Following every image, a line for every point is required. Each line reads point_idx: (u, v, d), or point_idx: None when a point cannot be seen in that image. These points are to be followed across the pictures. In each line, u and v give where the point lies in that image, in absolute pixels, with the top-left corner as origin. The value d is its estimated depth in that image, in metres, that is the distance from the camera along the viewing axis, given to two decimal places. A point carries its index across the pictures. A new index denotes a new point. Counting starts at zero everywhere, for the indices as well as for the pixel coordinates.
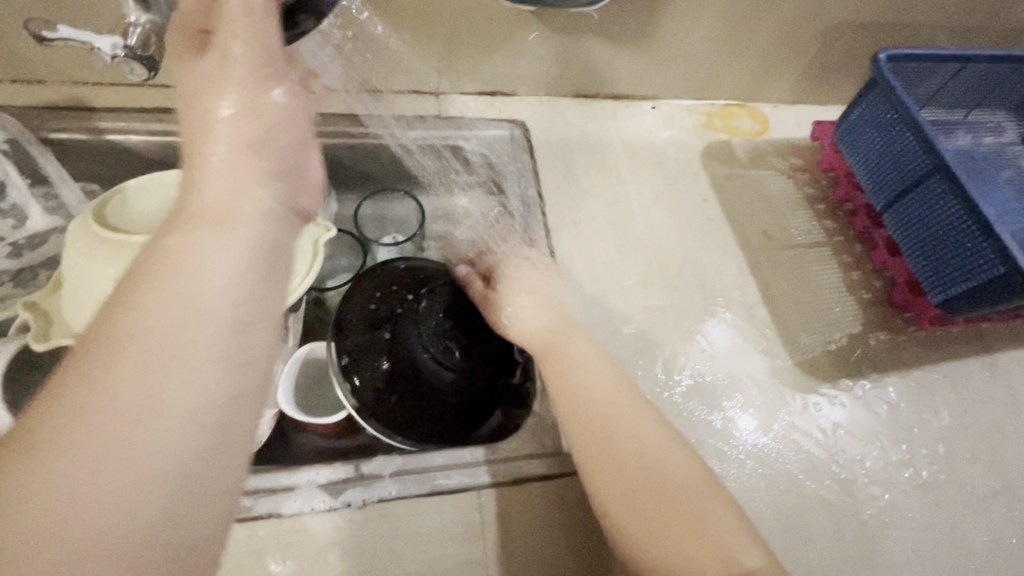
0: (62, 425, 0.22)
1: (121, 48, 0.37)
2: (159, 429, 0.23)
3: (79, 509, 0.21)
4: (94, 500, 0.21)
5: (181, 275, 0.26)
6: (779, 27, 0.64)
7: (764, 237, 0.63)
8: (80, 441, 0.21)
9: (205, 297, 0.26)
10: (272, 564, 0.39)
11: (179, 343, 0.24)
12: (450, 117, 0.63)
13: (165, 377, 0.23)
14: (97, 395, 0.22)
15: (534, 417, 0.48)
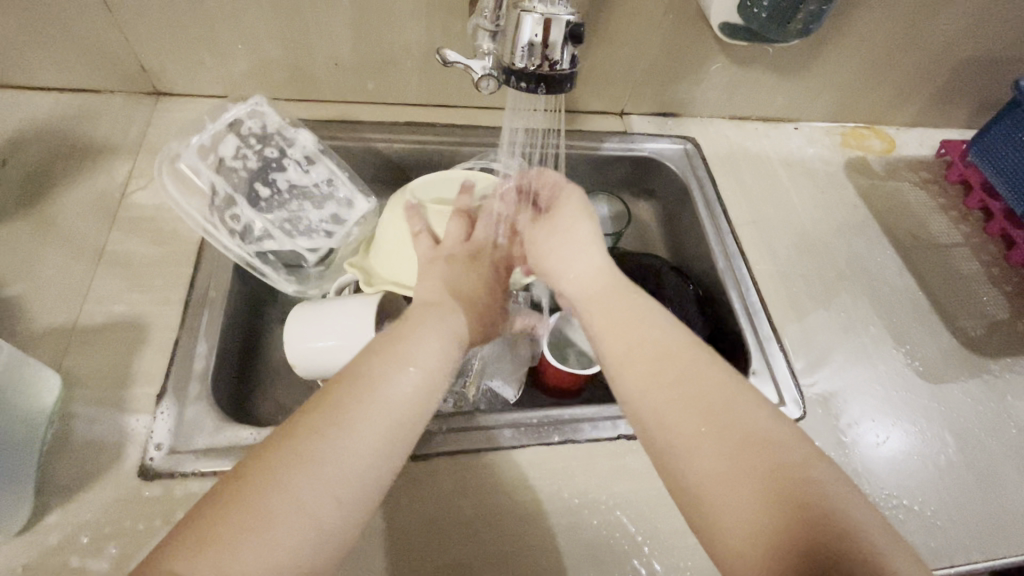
0: (313, 437, 0.33)
1: (488, 70, 0.44)
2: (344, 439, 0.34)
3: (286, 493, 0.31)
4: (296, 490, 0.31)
5: (392, 348, 0.40)
6: (916, 61, 0.75)
7: (911, 238, 0.73)
8: (305, 447, 0.33)
9: (383, 382, 0.37)
10: (577, 479, 0.48)
11: (388, 420, 0.36)
12: (635, 133, 0.74)
13: (363, 406, 0.36)
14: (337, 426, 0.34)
15: (754, 376, 0.57)
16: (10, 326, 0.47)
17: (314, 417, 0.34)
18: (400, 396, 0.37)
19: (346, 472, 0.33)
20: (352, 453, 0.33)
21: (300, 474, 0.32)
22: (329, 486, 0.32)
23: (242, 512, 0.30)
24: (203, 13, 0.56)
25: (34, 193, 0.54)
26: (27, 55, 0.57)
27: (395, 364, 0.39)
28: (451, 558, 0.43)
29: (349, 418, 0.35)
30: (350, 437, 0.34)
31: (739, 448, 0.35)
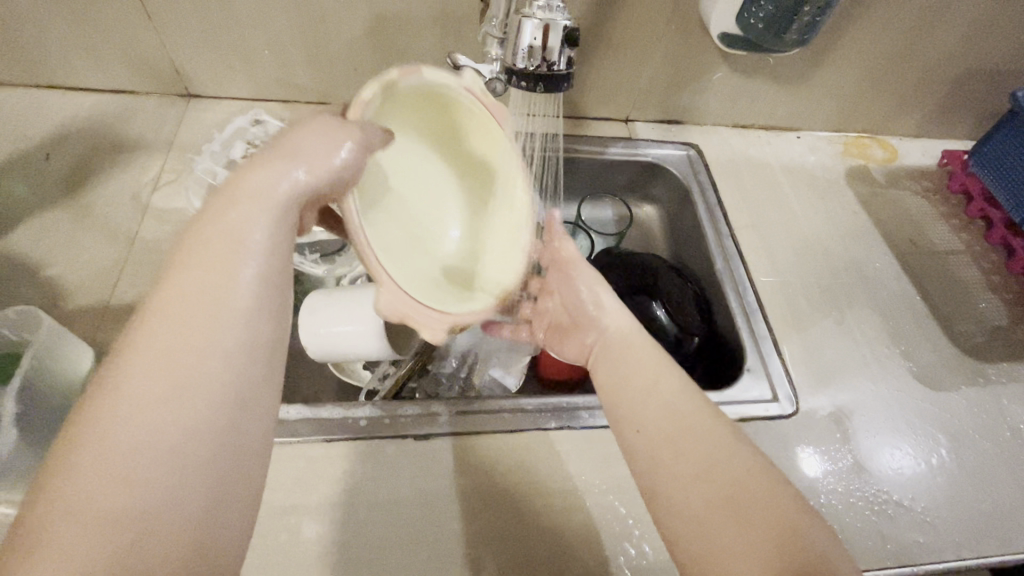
0: (140, 373, 0.25)
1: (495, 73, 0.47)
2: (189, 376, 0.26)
3: (126, 453, 0.24)
4: (137, 452, 0.24)
5: (224, 261, 0.29)
6: (917, 73, 0.76)
7: (910, 245, 0.74)
8: (133, 396, 0.25)
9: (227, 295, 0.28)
10: (574, 465, 0.50)
11: (207, 331, 0.27)
12: (639, 139, 0.77)
13: (193, 335, 0.27)
14: (170, 356, 0.26)
15: (748, 373, 0.59)
16: (49, 303, 0.51)
17: (142, 345, 0.26)
18: (235, 301, 0.28)
19: (179, 408, 0.25)
20: (181, 382, 0.26)
21: (119, 423, 0.24)
22: (172, 423, 0.25)
23: (57, 490, 0.23)
24: (234, 20, 0.60)
25: (76, 185, 0.59)
26: (73, 58, 0.62)
27: (219, 276, 0.28)
28: (449, 532, 0.45)
29: (164, 342, 0.26)
30: (170, 361, 0.26)
31: (710, 479, 0.36)
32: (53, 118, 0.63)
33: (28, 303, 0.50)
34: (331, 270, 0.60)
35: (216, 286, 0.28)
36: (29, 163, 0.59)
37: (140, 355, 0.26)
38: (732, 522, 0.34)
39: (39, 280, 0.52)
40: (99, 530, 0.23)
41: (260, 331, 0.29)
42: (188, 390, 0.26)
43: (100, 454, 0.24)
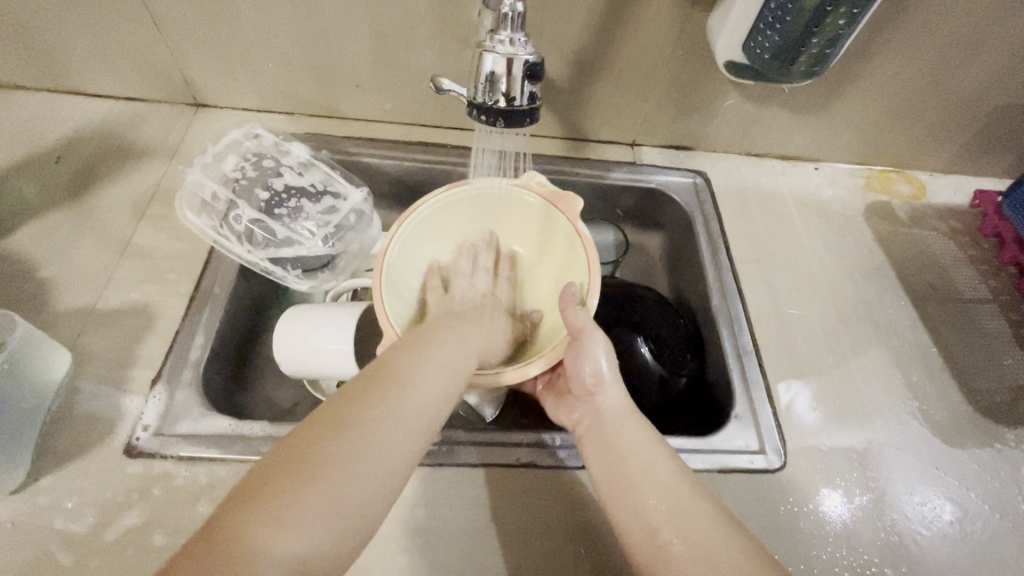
0: (353, 420, 0.35)
1: None
2: (384, 424, 0.35)
3: (346, 470, 0.32)
4: (352, 468, 0.33)
5: (422, 358, 0.41)
6: (948, 107, 0.71)
7: (931, 290, 0.69)
8: (348, 428, 0.34)
9: (417, 388, 0.39)
10: (536, 505, 0.48)
11: (396, 400, 0.37)
12: (644, 164, 0.75)
13: (391, 405, 0.37)
14: (375, 411, 0.36)
15: (735, 420, 0.56)
16: (40, 304, 0.52)
17: (356, 399, 0.36)
18: (422, 394, 0.39)
19: (376, 471, 0.34)
20: (384, 451, 0.34)
21: (342, 447, 0.33)
22: (370, 457, 0.34)
23: (282, 494, 0.30)
24: (239, 34, 0.61)
25: (81, 189, 0.61)
26: (91, 67, 0.65)
27: (415, 372, 0.40)
28: (398, 565, 0.44)
29: (381, 414, 0.36)
30: (382, 429, 0.35)
31: (650, 502, 0.40)
32: (69, 123, 0.65)
33: (20, 303, 0.52)
34: (315, 286, 0.60)
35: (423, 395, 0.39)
36: (41, 166, 0.61)
37: (359, 404, 0.36)
38: (659, 543, 0.38)
39: (34, 281, 0.54)
40: (315, 528, 0.30)
41: (432, 414, 0.39)
42: (383, 432, 0.35)
43: (326, 466, 0.32)
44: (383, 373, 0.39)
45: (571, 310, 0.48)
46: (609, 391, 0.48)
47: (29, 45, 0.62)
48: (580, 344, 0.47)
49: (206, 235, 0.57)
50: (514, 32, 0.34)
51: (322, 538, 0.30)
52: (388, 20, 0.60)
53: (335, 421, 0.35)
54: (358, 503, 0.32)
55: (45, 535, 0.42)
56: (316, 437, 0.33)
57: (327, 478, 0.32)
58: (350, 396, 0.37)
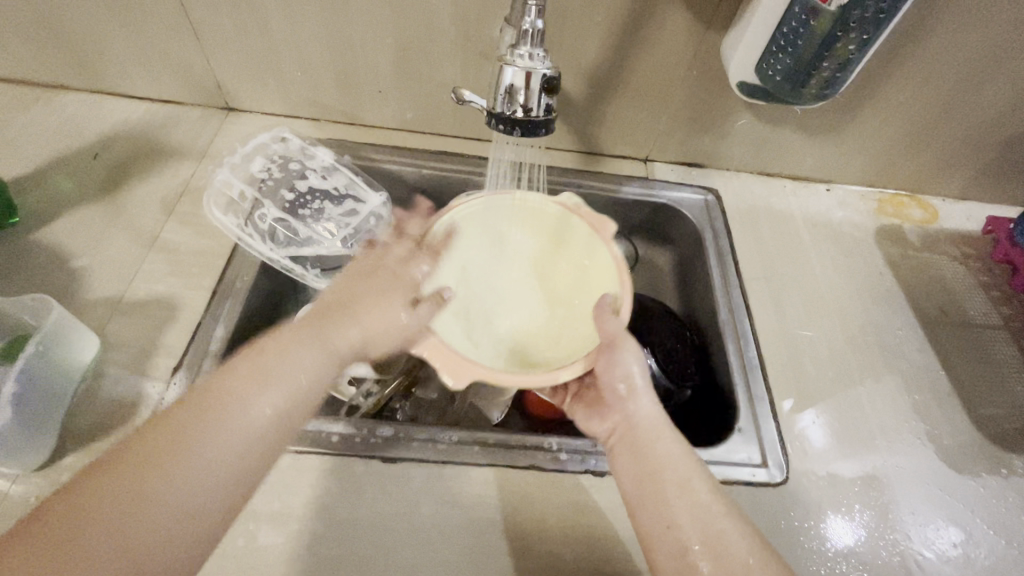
0: (206, 415, 0.35)
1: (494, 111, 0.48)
2: (239, 420, 0.36)
3: (178, 473, 0.33)
4: (180, 471, 0.33)
5: (307, 339, 0.41)
6: (961, 134, 0.72)
7: (940, 314, 0.69)
8: (197, 428, 0.35)
9: (289, 379, 0.39)
10: (538, 506, 0.49)
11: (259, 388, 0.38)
12: (656, 180, 0.76)
13: (253, 399, 0.37)
14: (235, 406, 0.36)
15: (738, 433, 0.56)
16: (72, 291, 0.55)
17: (228, 391, 0.37)
18: (291, 380, 0.39)
19: (222, 458, 0.35)
20: (219, 457, 0.34)
21: (185, 449, 0.34)
22: (210, 458, 0.34)
23: (132, 487, 0.32)
24: (273, 45, 0.65)
25: (116, 184, 0.64)
26: (132, 71, 0.69)
27: (283, 358, 0.40)
28: (399, 559, 0.45)
29: (226, 414, 0.36)
30: (221, 433, 0.35)
31: (682, 519, 0.41)
32: (108, 123, 0.69)
33: (53, 289, 0.55)
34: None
35: (284, 392, 0.38)
36: (79, 162, 0.65)
37: (224, 399, 0.36)
38: (689, 561, 0.39)
39: (68, 269, 0.57)
40: (130, 527, 0.31)
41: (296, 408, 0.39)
42: (239, 432, 0.36)
43: (167, 472, 0.33)
44: (248, 362, 0.39)
45: (603, 316, 0.47)
46: (640, 399, 0.47)
47: (76, 48, 0.66)
48: (615, 349, 0.47)
49: (231, 231, 0.59)
50: (534, 47, 0.36)
51: (121, 545, 0.30)
52: (414, 35, 0.62)
53: (190, 410, 0.35)
54: (184, 510, 0.33)
55: None
56: (163, 432, 0.34)
57: (161, 479, 0.32)
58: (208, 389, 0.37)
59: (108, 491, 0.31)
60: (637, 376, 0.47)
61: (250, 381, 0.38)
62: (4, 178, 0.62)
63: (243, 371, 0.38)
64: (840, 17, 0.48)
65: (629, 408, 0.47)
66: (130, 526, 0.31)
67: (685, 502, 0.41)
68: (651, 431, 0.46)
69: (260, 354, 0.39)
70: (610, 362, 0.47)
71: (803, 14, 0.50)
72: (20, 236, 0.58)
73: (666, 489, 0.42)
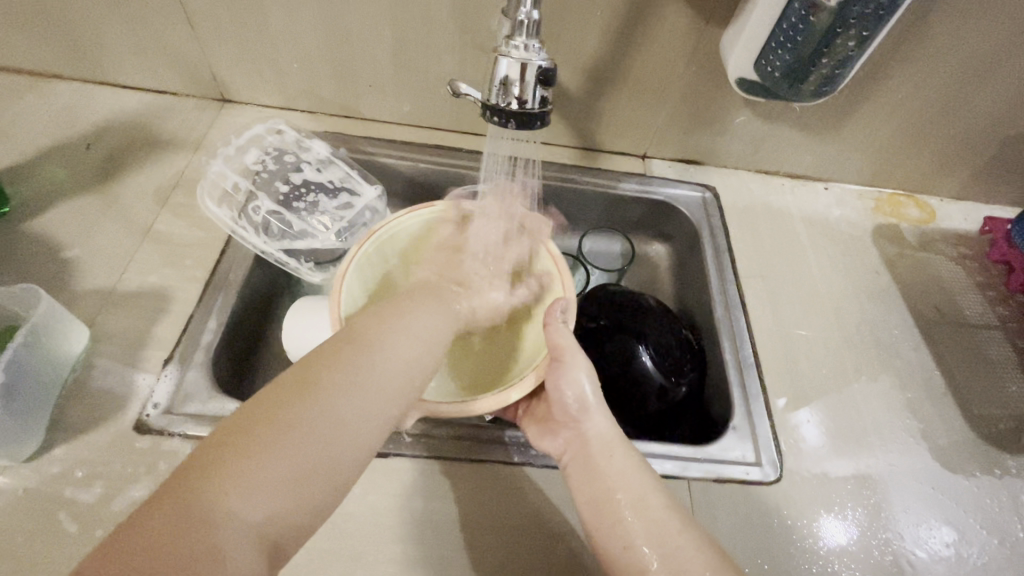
0: (326, 385, 0.34)
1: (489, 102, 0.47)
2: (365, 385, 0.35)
3: (318, 438, 0.32)
4: (316, 440, 0.32)
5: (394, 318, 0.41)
6: (959, 133, 0.72)
7: (937, 314, 0.69)
8: (330, 397, 0.34)
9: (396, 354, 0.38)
10: (530, 502, 0.49)
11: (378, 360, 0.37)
12: (654, 176, 0.76)
13: (373, 371, 0.36)
14: (360, 376, 0.35)
15: (732, 431, 0.56)
16: (63, 282, 0.55)
17: (343, 360, 0.36)
18: (405, 354, 0.39)
19: (357, 427, 0.34)
20: (353, 424, 0.34)
21: (313, 414, 0.32)
22: (344, 425, 0.33)
23: (262, 452, 0.30)
24: (268, 35, 0.64)
25: (109, 175, 0.64)
26: (126, 60, 0.68)
27: (395, 334, 0.39)
28: (390, 554, 0.45)
29: (350, 375, 0.35)
30: (352, 391, 0.34)
31: (640, 539, 0.41)
32: (102, 113, 0.69)
33: (44, 279, 0.55)
34: (326, 278, 0.62)
35: (396, 353, 0.38)
36: (73, 153, 0.64)
37: (341, 369, 0.35)
38: None
39: (59, 259, 0.56)
40: (277, 493, 0.30)
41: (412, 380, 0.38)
42: (365, 401, 0.35)
43: (304, 438, 0.31)
44: (354, 336, 0.38)
45: (554, 328, 0.47)
46: (595, 417, 0.47)
47: (69, 35, 0.65)
48: (561, 366, 0.46)
49: (225, 223, 0.59)
50: (529, 38, 0.36)
51: (279, 507, 0.30)
52: (411, 27, 0.62)
53: (308, 380, 0.34)
54: (325, 479, 0.32)
55: (54, 501, 0.43)
56: (294, 398, 0.33)
57: (299, 444, 0.31)
58: (323, 356, 0.36)
59: (263, 455, 0.30)
60: (592, 391, 0.47)
61: (357, 345, 0.37)
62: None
63: (348, 339, 0.37)
64: (840, 14, 0.48)
65: (573, 424, 0.47)
66: (292, 490, 0.30)
67: (641, 521, 0.41)
68: (603, 449, 0.46)
69: (365, 330, 0.38)
70: (559, 381, 0.46)
71: (803, 9, 0.49)
72: (11, 226, 0.58)
73: (623, 507, 0.42)
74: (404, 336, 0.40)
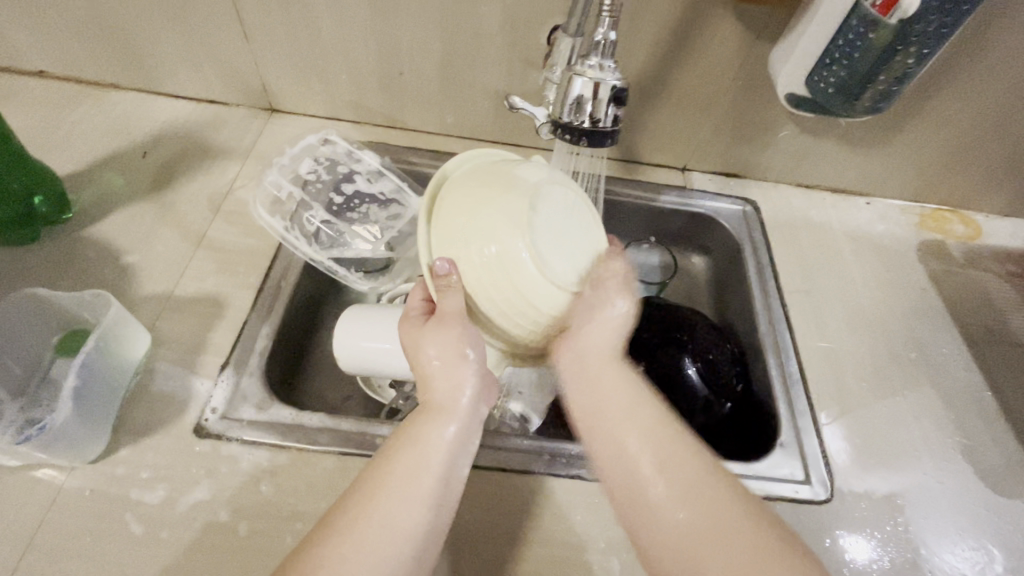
0: (355, 519, 0.37)
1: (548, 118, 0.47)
2: (393, 510, 0.38)
3: (355, 567, 0.35)
4: (353, 570, 0.35)
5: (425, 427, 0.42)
6: (1010, 149, 0.71)
7: (985, 333, 0.68)
8: (356, 526, 0.37)
9: (427, 465, 0.40)
10: (579, 514, 0.49)
11: (406, 480, 0.39)
12: (694, 189, 0.76)
13: (398, 495, 0.38)
14: (385, 500, 0.38)
15: (781, 448, 0.55)
16: (123, 286, 0.56)
17: (370, 486, 0.39)
18: (431, 460, 0.40)
19: (392, 545, 0.37)
20: (388, 542, 0.37)
21: (345, 545, 0.36)
22: (381, 548, 0.36)
23: None
24: (320, 48, 0.65)
25: (164, 183, 0.65)
26: (180, 72, 0.70)
27: (420, 446, 0.41)
28: (443, 563, 0.45)
29: (358, 538, 0.36)
30: (363, 566, 0.35)
31: None
32: (156, 122, 0.71)
33: (104, 285, 0.56)
34: (373, 287, 0.62)
35: (407, 502, 0.38)
36: (130, 161, 0.66)
37: (367, 495, 0.38)
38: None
39: (119, 264, 0.58)
40: None
41: (451, 489, 0.41)
42: (392, 523, 0.37)
43: (339, 567, 0.35)
44: (381, 463, 0.40)
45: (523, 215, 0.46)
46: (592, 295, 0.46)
47: (129, 47, 0.67)
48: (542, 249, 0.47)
49: (277, 231, 0.60)
50: (603, 58, 0.37)
51: None
52: (462, 41, 0.63)
53: (336, 517, 0.37)
54: None
55: (120, 502, 0.44)
56: (331, 531, 0.37)
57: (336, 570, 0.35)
58: (360, 489, 0.39)
59: None
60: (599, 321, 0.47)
61: (365, 512, 0.37)
62: (60, 174, 0.64)
63: (364, 495, 0.38)
64: (900, 32, 0.48)
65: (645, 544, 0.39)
66: None
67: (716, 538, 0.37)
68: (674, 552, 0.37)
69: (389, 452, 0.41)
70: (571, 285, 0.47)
71: (861, 26, 0.49)
72: (74, 231, 0.60)
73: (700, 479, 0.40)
74: (414, 485, 0.39)
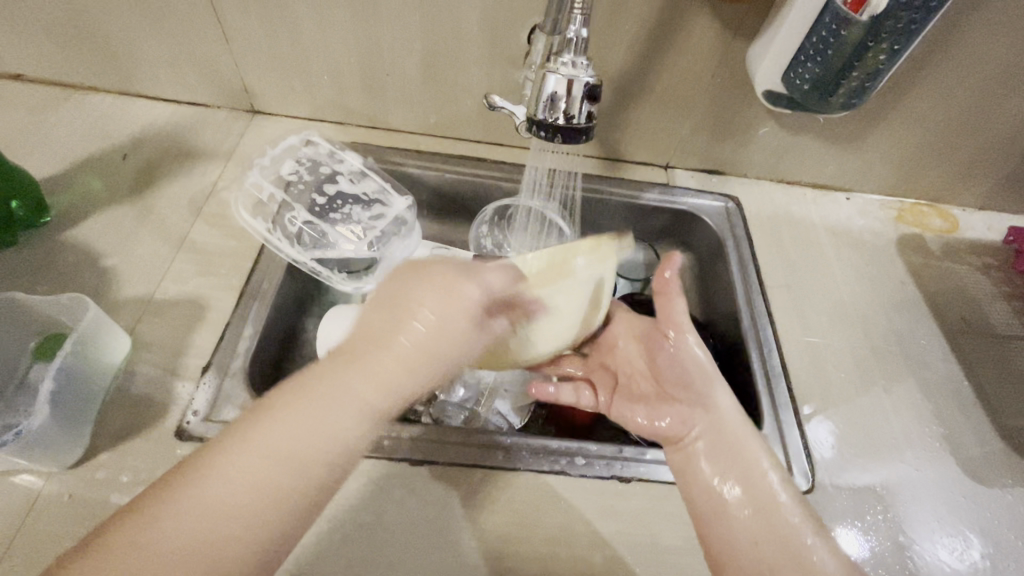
0: (199, 473, 0.33)
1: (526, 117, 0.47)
2: (242, 468, 0.33)
3: (182, 526, 0.32)
4: (179, 528, 0.32)
5: (327, 385, 0.36)
6: (983, 144, 0.72)
7: (963, 324, 0.69)
8: (202, 478, 0.33)
9: (311, 430, 0.35)
10: (563, 510, 0.49)
11: (280, 441, 0.34)
12: (676, 186, 0.76)
13: (251, 451, 0.34)
14: (232, 454, 0.34)
15: (763, 441, 0.56)
16: (103, 290, 0.56)
17: (233, 438, 0.34)
18: (317, 425, 0.35)
19: (223, 509, 0.32)
20: (221, 505, 0.32)
21: (177, 499, 0.32)
22: (214, 510, 0.32)
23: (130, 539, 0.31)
24: (301, 49, 0.65)
25: (144, 185, 0.65)
26: (160, 74, 0.70)
27: (312, 409, 0.35)
28: (427, 562, 0.45)
29: (185, 498, 0.32)
30: (187, 524, 0.32)
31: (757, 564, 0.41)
32: (136, 125, 0.70)
33: (83, 288, 0.56)
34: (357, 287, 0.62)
35: (264, 466, 0.34)
36: (110, 164, 0.66)
37: (228, 447, 0.34)
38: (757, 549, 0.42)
39: (98, 267, 0.57)
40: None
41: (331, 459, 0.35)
42: (242, 485, 0.33)
43: (166, 523, 0.32)
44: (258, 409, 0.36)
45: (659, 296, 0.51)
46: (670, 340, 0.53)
47: (107, 49, 0.67)
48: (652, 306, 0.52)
49: (259, 233, 0.60)
50: (576, 55, 0.37)
51: None
52: (443, 42, 0.63)
53: (188, 467, 0.34)
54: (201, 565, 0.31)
55: (98, 506, 0.44)
56: (174, 482, 0.33)
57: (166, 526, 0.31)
58: (226, 436, 0.35)
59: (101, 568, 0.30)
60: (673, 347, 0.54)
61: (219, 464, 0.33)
62: (38, 177, 0.63)
63: (222, 444, 0.34)
64: (872, 28, 0.49)
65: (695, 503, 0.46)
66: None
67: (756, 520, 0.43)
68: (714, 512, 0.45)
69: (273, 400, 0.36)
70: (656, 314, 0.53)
71: (834, 23, 0.50)
72: (52, 234, 0.59)
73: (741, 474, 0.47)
74: (277, 446, 0.34)
